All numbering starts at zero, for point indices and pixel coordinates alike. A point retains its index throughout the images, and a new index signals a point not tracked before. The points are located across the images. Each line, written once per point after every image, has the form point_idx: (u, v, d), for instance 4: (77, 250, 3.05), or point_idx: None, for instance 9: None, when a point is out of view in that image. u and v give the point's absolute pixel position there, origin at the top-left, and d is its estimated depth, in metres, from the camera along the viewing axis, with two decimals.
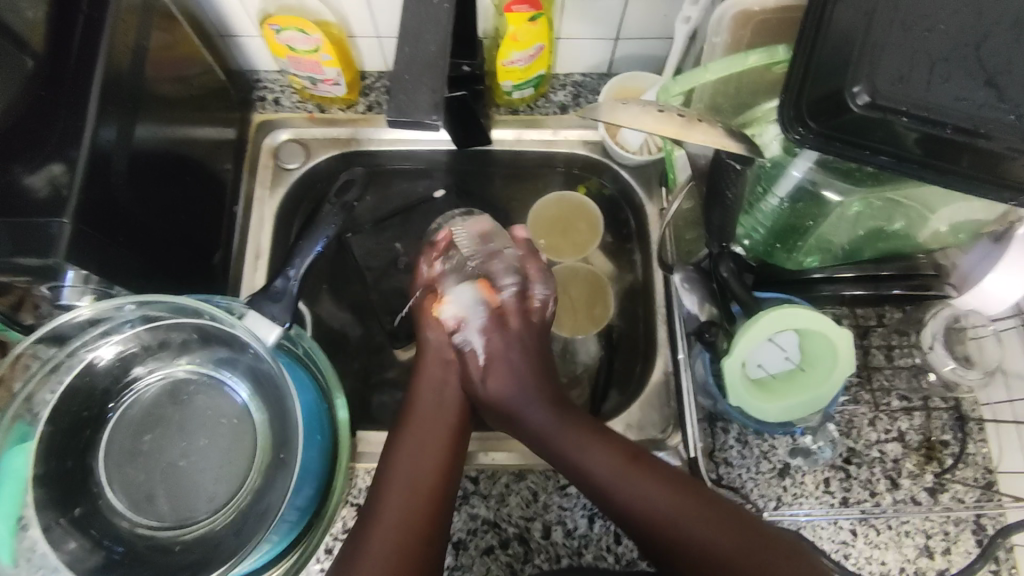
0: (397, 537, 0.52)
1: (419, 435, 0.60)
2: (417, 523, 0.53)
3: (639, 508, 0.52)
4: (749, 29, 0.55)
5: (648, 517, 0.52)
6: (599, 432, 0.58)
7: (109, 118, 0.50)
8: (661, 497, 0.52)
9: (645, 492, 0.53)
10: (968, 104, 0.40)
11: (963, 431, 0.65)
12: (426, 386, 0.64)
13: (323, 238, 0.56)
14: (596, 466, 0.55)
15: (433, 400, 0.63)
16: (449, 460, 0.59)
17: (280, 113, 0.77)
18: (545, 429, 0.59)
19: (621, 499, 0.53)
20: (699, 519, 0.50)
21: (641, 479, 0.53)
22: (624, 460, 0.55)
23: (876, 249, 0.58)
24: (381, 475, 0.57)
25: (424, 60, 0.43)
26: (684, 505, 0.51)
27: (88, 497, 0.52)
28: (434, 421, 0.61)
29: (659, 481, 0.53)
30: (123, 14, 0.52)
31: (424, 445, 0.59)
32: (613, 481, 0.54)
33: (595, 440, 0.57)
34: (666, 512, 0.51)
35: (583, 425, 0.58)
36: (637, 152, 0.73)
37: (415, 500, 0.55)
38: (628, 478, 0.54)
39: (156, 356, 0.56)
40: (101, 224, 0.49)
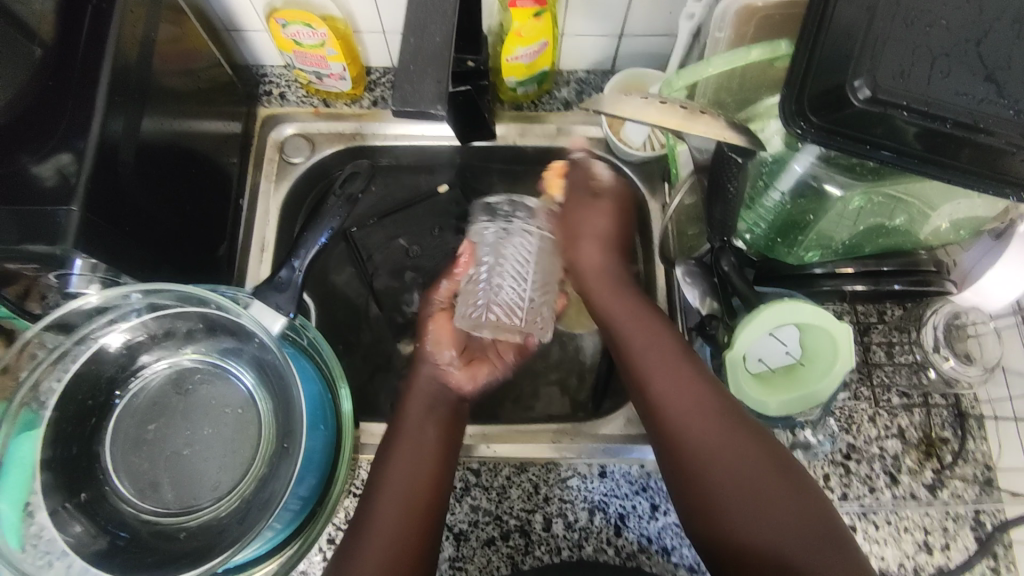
0: (387, 549, 0.51)
1: (413, 439, 0.58)
2: (406, 536, 0.52)
3: (666, 401, 0.54)
4: (752, 25, 0.56)
5: (670, 409, 0.53)
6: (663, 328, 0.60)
7: (118, 109, 0.50)
8: (690, 406, 0.53)
9: (677, 394, 0.54)
10: (967, 99, 0.40)
11: (963, 428, 0.65)
12: (413, 397, 0.62)
13: (327, 230, 0.56)
14: (646, 356, 0.57)
15: (421, 413, 0.61)
16: (436, 469, 0.57)
17: (286, 107, 0.78)
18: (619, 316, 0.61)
19: (654, 390, 0.55)
20: (722, 449, 0.50)
21: (676, 384, 0.54)
22: (679, 356, 0.56)
23: (878, 246, 0.57)
24: (374, 481, 0.56)
25: (430, 51, 0.44)
26: (712, 430, 0.51)
27: (94, 484, 0.53)
28: (424, 428, 0.59)
29: (691, 387, 0.53)
30: (132, 7, 0.52)
31: (413, 455, 0.57)
32: (654, 366, 0.56)
33: (655, 335, 0.58)
34: (690, 419, 0.52)
35: (643, 315, 0.61)
36: (640, 148, 0.73)
37: (404, 512, 0.53)
38: (663, 377, 0.55)
39: (163, 344, 0.57)
40: (110, 214, 0.49)
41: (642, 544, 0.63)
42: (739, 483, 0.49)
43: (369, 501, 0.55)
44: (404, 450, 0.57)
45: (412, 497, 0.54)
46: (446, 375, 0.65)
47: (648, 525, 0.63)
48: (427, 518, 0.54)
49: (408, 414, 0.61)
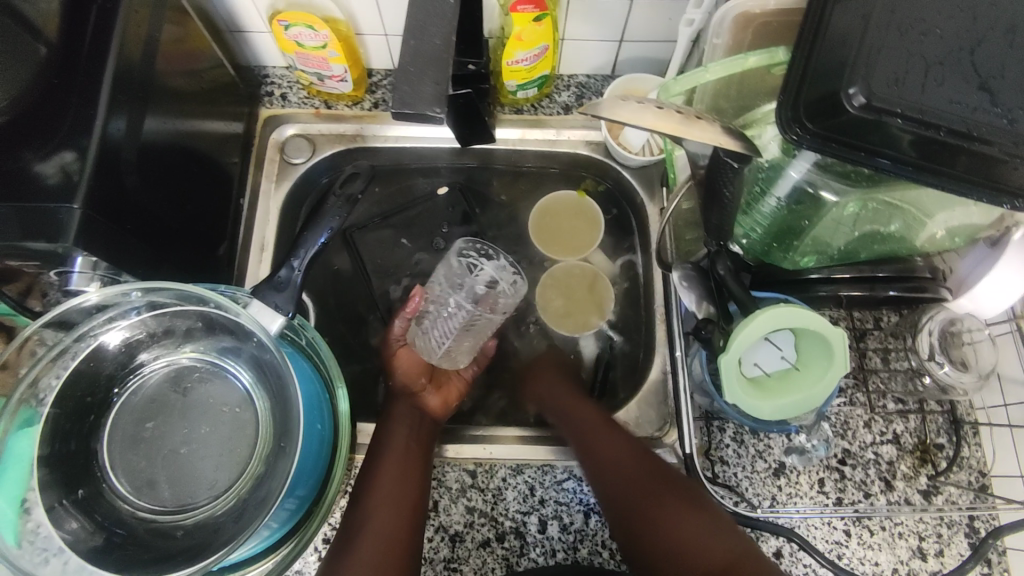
0: (379, 549, 0.54)
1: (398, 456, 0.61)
2: (396, 537, 0.55)
3: (596, 454, 0.61)
4: (751, 31, 0.56)
5: (604, 475, 0.59)
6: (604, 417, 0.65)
7: (120, 108, 0.51)
8: (614, 461, 0.60)
9: (607, 449, 0.61)
10: (960, 108, 0.41)
11: (957, 434, 0.65)
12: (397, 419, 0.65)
13: (326, 230, 0.56)
14: (576, 423, 0.64)
15: (410, 428, 0.64)
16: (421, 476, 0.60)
17: (287, 108, 0.78)
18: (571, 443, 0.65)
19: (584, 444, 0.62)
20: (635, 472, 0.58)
21: (607, 447, 0.61)
22: (603, 425, 0.63)
23: (873, 252, 0.57)
24: (364, 490, 0.59)
25: (430, 54, 0.44)
26: (634, 469, 0.59)
27: (91, 481, 0.53)
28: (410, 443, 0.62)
29: (621, 454, 0.60)
30: (136, 8, 0.53)
31: (404, 465, 0.60)
32: (583, 431, 0.63)
33: (585, 414, 0.65)
34: (612, 463, 0.60)
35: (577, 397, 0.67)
36: (638, 153, 0.74)
37: (394, 516, 0.56)
38: (592, 437, 0.62)
39: (161, 342, 0.57)
40: (111, 212, 0.50)
41: None
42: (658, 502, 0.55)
43: (361, 507, 0.58)
44: (395, 461, 0.60)
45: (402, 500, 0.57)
46: (422, 399, 0.69)
47: None
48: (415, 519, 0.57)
49: (397, 429, 0.64)
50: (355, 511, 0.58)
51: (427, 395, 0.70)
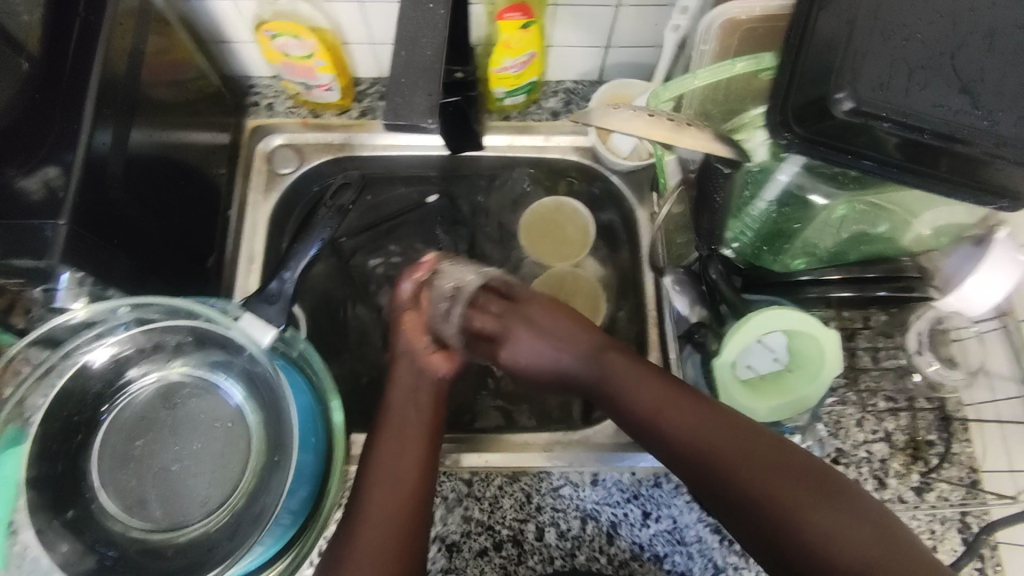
0: (380, 536, 0.52)
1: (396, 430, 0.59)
2: (397, 524, 0.53)
3: (678, 432, 0.53)
4: (737, 37, 0.56)
5: (691, 448, 0.52)
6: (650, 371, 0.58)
7: (106, 121, 0.50)
8: (703, 427, 0.52)
9: (690, 419, 0.53)
10: (944, 110, 0.41)
11: (948, 431, 0.66)
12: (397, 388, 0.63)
13: (317, 241, 0.56)
14: (648, 399, 0.56)
15: (408, 402, 0.61)
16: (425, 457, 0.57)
17: (274, 118, 0.78)
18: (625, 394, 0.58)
19: (664, 426, 0.54)
20: (735, 442, 0.50)
21: (686, 418, 0.53)
22: (670, 394, 0.55)
23: (862, 252, 0.59)
24: (364, 476, 0.56)
25: (420, 63, 0.44)
26: (716, 429, 0.51)
27: (80, 501, 0.52)
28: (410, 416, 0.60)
29: (707, 417, 0.52)
30: (120, 19, 0.52)
31: (402, 447, 0.57)
32: (659, 408, 0.55)
33: (651, 385, 0.57)
34: (698, 437, 0.52)
35: (637, 365, 0.59)
36: (627, 158, 0.75)
37: (391, 502, 0.54)
38: (669, 411, 0.54)
39: (150, 358, 0.56)
40: (98, 227, 0.49)
41: (634, 552, 0.63)
42: (761, 474, 0.49)
43: (358, 492, 0.55)
44: (392, 442, 0.58)
45: (402, 485, 0.55)
46: (425, 360, 0.65)
47: (640, 532, 0.64)
48: (417, 506, 0.54)
49: (394, 404, 0.61)
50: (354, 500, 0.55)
51: (431, 357, 0.65)
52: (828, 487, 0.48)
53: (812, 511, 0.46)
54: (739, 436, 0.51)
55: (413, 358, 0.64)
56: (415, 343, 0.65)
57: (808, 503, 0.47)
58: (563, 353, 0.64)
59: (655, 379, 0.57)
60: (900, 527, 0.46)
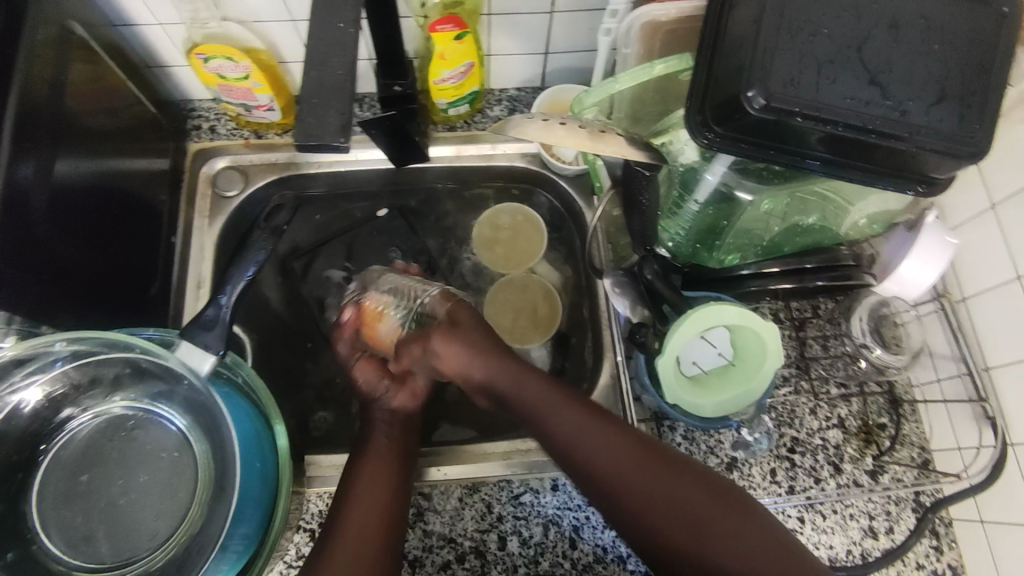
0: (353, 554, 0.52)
1: (374, 457, 0.60)
2: (372, 544, 0.53)
3: (597, 461, 0.53)
4: (659, 38, 0.57)
5: (607, 476, 0.52)
6: (570, 398, 0.57)
7: (25, 154, 0.49)
8: (616, 464, 0.52)
9: (608, 453, 0.53)
10: (855, 102, 0.42)
11: (898, 413, 0.67)
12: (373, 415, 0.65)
13: (253, 265, 0.55)
14: (563, 428, 0.55)
15: (382, 426, 0.63)
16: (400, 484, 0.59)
17: (216, 141, 0.77)
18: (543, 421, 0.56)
19: (584, 454, 0.54)
20: (647, 467, 0.52)
21: (604, 445, 0.53)
22: (585, 422, 0.55)
23: (796, 244, 0.60)
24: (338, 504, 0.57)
25: (335, 81, 0.44)
26: (632, 463, 0.52)
27: (21, 542, 0.51)
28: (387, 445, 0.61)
29: (622, 446, 0.53)
30: (37, 48, 0.51)
31: (379, 472, 0.58)
32: (576, 436, 0.54)
33: (571, 413, 0.56)
34: (614, 467, 0.52)
35: (549, 390, 0.58)
36: (572, 163, 0.76)
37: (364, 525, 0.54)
38: (587, 440, 0.54)
39: (87, 394, 0.55)
40: (21, 262, 0.48)
41: (598, 555, 0.63)
42: (673, 495, 0.50)
43: (332, 517, 0.56)
44: (371, 468, 0.59)
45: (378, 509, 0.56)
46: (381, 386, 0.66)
47: (603, 535, 0.64)
48: (392, 529, 0.55)
49: (374, 434, 0.63)
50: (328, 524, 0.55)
51: (397, 392, 0.66)
52: (739, 514, 0.49)
53: (722, 547, 0.47)
54: (650, 461, 0.52)
55: (381, 399, 0.66)
56: (376, 386, 0.66)
57: (715, 519, 0.48)
58: (479, 370, 0.61)
59: (570, 405, 0.56)
60: (796, 541, 0.48)
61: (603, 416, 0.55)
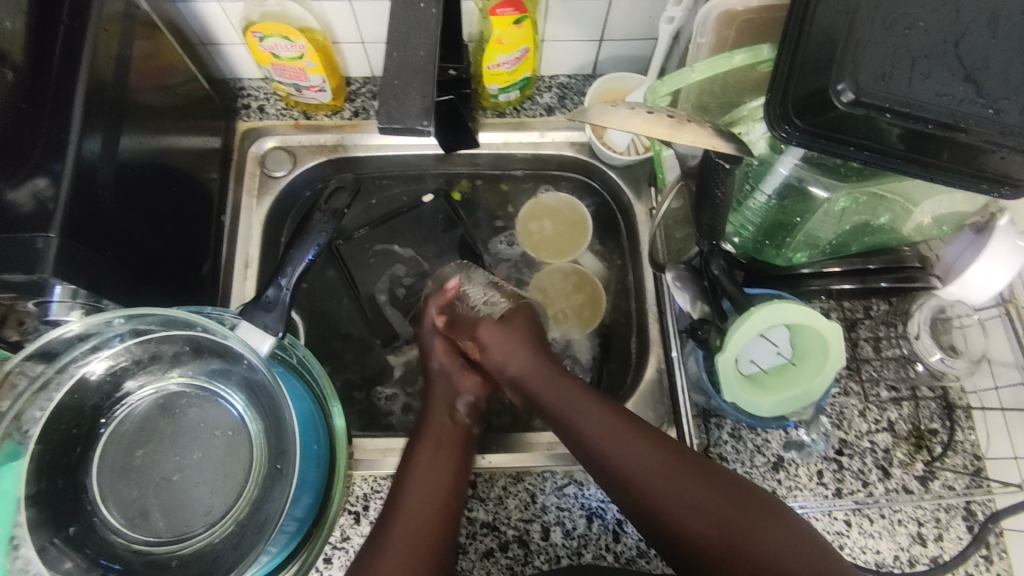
0: (408, 548, 0.52)
1: (435, 454, 0.59)
2: (429, 529, 0.54)
3: (626, 464, 0.53)
4: (734, 29, 0.56)
5: (644, 483, 0.52)
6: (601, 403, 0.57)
7: (95, 129, 0.49)
8: (647, 464, 0.52)
9: (640, 456, 0.53)
10: (947, 100, 0.40)
11: (951, 419, 0.66)
12: (435, 406, 0.64)
13: (314, 246, 0.55)
14: (592, 428, 0.55)
15: (445, 415, 0.63)
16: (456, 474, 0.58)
17: (265, 120, 0.77)
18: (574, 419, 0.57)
19: (614, 459, 0.53)
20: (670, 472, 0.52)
21: (633, 447, 0.53)
22: (620, 424, 0.55)
23: (863, 244, 0.58)
24: (398, 489, 0.57)
25: (413, 64, 0.43)
26: (660, 461, 0.52)
27: (82, 516, 0.52)
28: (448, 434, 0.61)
29: (652, 452, 0.53)
30: (105, 24, 0.51)
31: (443, 471, 0.57)
32: (603, 437, 0.54)
33: (595, 413, 0.56)
34: (649, 470, 0.52)
35: (575, 392, 0.58)
36: (624, 152, 0.73)
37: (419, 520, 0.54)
38: (617, 442, 0.54)
39: (147, 369, 0.55)
40: (90, 238, 0.49)
41: (641, 549, 0.63)
42: (704, 498, 0.50)
43: (394, 504, 0.56)
44: (427, 459, 0.58)
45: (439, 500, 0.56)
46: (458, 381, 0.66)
47: None
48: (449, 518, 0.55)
49: (434, 424, 0.62)
50: (389, 510, 0.56)
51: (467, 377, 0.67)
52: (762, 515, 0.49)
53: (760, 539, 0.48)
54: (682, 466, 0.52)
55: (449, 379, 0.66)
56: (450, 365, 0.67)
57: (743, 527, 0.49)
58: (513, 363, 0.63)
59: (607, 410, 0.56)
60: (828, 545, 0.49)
61: (636, 423, 0.55)
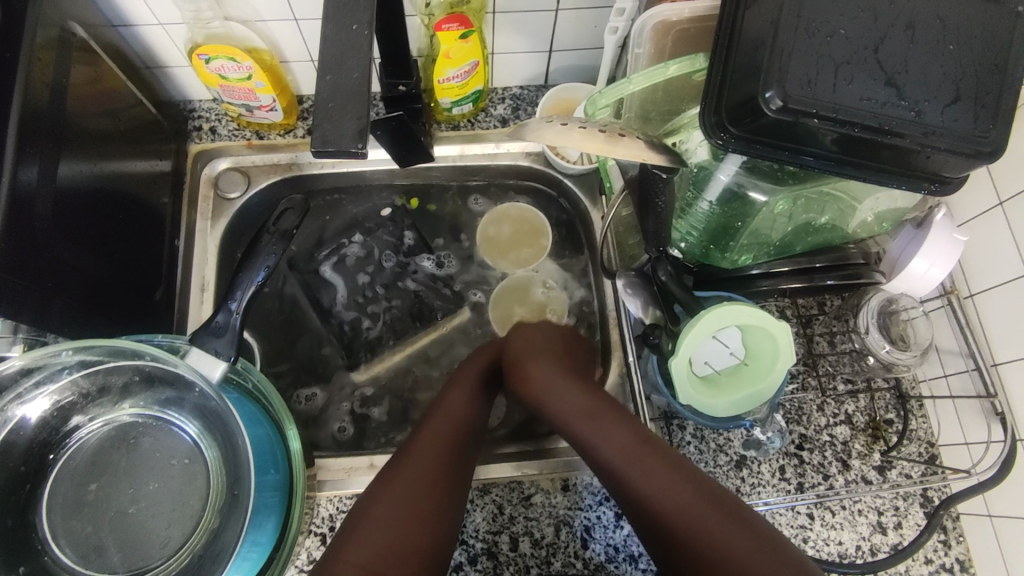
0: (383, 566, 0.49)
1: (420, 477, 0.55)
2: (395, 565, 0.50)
3: (642, 486, 0.52)
4: (670, 39, 0.58)
5: (650, 498, 0.51)
6: (620, 418, 0.56)
7: (30, 159, 0.48)
8: (653, 479, 0.51)
9: (650, 473, 0.52)
10: (871, 104, 0.42)
11: (904, 409, 0.68)
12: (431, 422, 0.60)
13: (263, 269, 0.54)
14: (606, 450, 0.54)
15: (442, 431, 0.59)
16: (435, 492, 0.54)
17: (217, 142, 0.75)
18: (593, 436, 0.56)
19: (627, 476, 0.52)
20: (672, 485, 0.51)
21: (648, 469, 0.52)
22: (636, 444, 0.54)
23: (807, 244, 0.60)
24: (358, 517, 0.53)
25: (347, 86, 0.43)
26: (668, 480, 0.51)
27: (33, 555, 0.51)
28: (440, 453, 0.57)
29: (674, 479, 0.51)
30: (38, 52, 0.50)
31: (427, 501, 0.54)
32: (620, 457, 0.53)
33: (610, 428, 0.55)
34: (656, 486, 0.51)
35: (595, 408, 0.57)
36: (576, 162, 0.75)
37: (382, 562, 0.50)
38: (636, 458, 0.53)
39: (97, 402, 0.54)
40: (28, 272, 0.48)
41: (609, 554, 0.63)
42: (713, 524, 0.48)
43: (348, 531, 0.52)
44: (399, 488, 0.54)
45: (411, 534, 0.52)
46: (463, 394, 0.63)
47: (614, 534, 0.64)
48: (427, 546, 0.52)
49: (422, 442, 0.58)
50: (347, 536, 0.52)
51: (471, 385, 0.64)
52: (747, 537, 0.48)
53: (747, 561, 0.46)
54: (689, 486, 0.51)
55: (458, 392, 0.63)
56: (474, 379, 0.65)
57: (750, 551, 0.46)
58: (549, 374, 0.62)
59: (624, 425, 0.55)
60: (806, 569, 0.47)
61: (656, 443, 0.54)
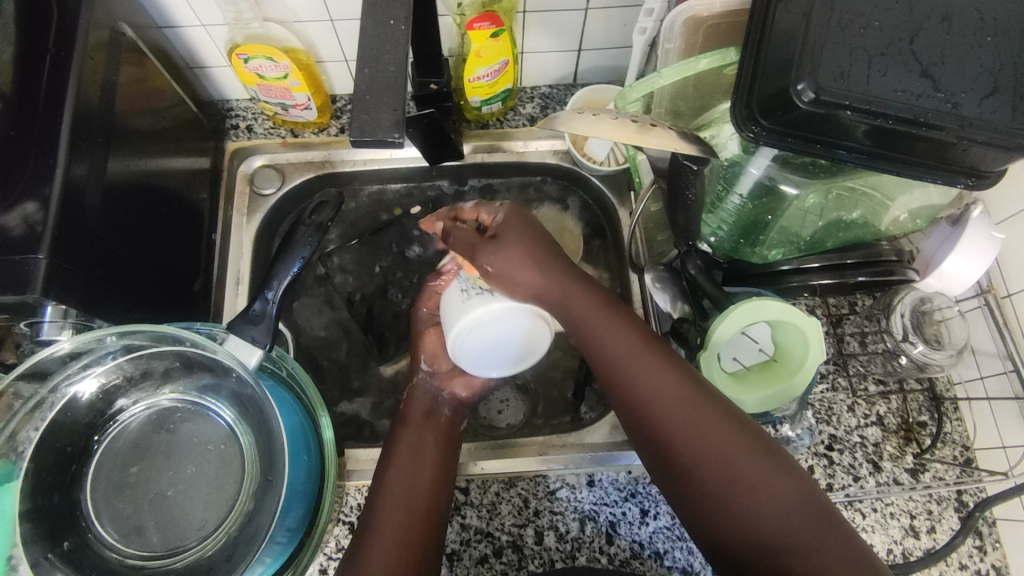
0: (397, 538, 0.52)
1: (412, 452, 0.59)
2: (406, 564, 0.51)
3: (645, 384, 0.51)
4: (701, 33, 0.58)
5: (652, 399, 0.50)
6: (628, 321, 0.55)
7: (82, 154, 0.50)
8: (658, 385, 0.50)
9: (655, 377, 0.51)
10: (906, 95, 0.41)
11: (938, 411, 0.66)
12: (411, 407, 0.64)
13: (299, 260, 0.55)
14: (615, 355, 0.53)
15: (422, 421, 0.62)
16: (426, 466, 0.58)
17: (254, 140, 0.78)
18: (597, 331, 0.55)
19: (628, 376, 0.52)
20: (679, 393, 0.49)
21: (653, 370, 0.51)
22: (641, 347, 0.53)
23: (838, 240, 0.59)
24: (365, 531, 0.53)
25: (384, 79, 0.44)
26: (678, 389, 0.50)
27: (77, 532, 0.52)
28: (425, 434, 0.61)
29: (684, 388, 0.50)
30: (91, 52, 0.53)
31: (425, 492, 0.56)
32: (624, 356, 0.53)
33: (618, 329, 0.54)
34: (663, 391, 0.50)
35: (606, 307, 0.56)
36: (603, 163, 0.75)
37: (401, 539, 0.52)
38: (641, 363, 0.52)
39: (139, 387, 0.56)
40: (78, 259, 0.50)
41: (635, 550, 0.63)
42: (725, 441, 0.47)
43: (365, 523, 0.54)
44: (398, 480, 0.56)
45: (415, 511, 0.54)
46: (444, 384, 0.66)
47: (640, 530, 0.64)
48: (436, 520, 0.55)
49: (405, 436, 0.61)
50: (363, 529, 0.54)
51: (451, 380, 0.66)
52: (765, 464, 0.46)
53: (755, 491, 0.45)
54: (700, 401, 0.49)
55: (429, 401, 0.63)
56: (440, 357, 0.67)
57: (761, 471, 0.46)
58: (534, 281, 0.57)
59: (630, 329, 0.54)
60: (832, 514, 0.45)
61: (662, 348, 0.53)
